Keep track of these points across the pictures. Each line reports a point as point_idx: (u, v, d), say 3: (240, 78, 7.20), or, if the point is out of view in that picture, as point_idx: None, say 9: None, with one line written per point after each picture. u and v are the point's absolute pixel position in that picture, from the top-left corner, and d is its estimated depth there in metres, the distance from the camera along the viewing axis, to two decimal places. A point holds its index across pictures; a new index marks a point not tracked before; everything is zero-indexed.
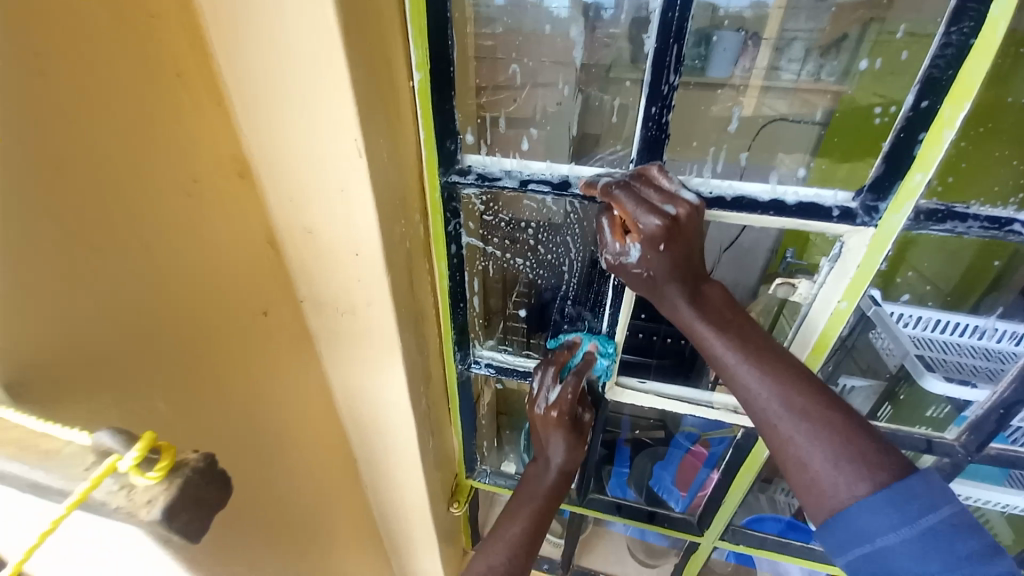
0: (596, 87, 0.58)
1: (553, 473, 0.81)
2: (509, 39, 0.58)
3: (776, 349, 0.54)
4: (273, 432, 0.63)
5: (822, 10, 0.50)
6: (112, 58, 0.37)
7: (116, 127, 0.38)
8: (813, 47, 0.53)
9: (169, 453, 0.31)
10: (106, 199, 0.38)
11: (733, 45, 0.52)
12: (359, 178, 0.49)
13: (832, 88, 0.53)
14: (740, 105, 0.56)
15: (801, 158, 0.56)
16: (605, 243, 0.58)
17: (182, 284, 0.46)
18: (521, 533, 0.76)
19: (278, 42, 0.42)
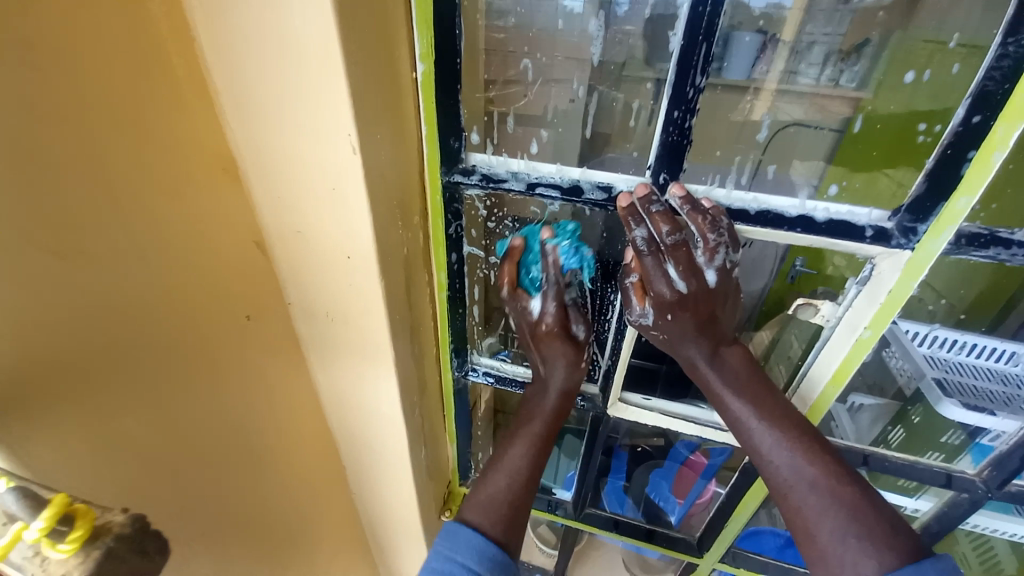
0: (607, 85, 0.54)
1: (553, 396, 0.67)
2: (521, 36, 0.54)
3: (791, 411, 0.57)
4: (254, 443, 0.59)
5: (843, 14, 0.47)
6: (76, 39, 0.33)
7: (78, 116, 0.34)
8: (833, 53, 0.49)
9: (83, 521, 0.31)
10: (66, 196, 0.34)
11: (751, 51, 0.47)
12: (351, 177, 0.45)
13: (850, 94, 0.50)
14: (754, 111, 0.51)
15: (816, 166, 0.52)
16: (626, 304, 0.59)
17: (153, 287, 0.42)
18: (526, 459, 0.65)
19: (265, 23, 0.38)
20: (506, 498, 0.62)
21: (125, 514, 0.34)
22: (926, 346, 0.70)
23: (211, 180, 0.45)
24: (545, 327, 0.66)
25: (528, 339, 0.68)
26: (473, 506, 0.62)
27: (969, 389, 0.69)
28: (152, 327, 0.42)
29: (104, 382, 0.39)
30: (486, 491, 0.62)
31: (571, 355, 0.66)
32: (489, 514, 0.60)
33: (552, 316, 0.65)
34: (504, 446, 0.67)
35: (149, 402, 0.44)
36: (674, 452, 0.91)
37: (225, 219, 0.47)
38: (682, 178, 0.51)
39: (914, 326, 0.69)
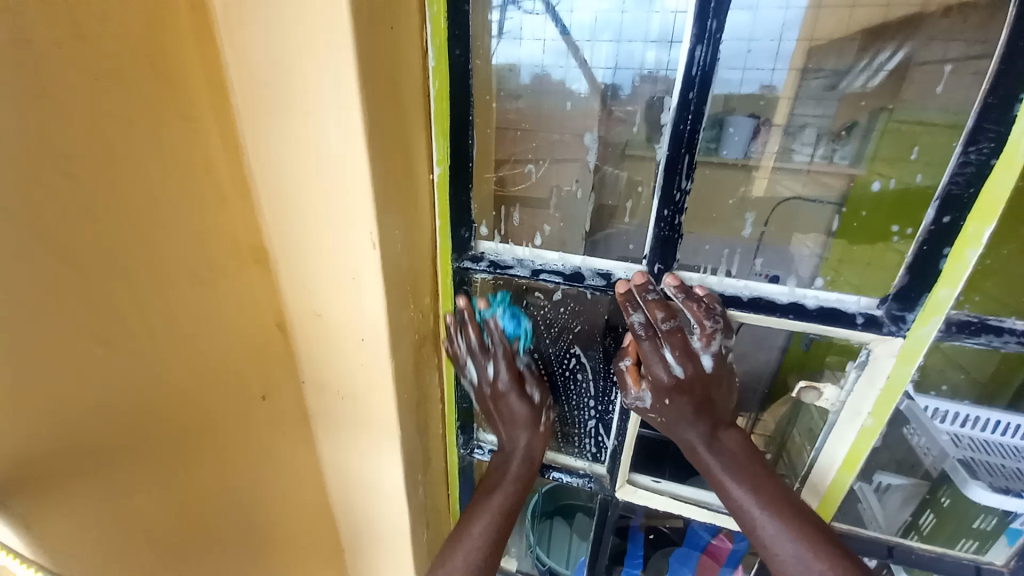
0: (612, 163, 0.59)
1: (520, 462, 0.67)
2: (531, 130, 0.62)
3: (793, 498, 0.56)
4: (257, 524, 0.59)
5: (832, 97, 0.60)
6: (144, 161, 0.39)
7: (139, 223, 0.39)
8: (824, 133, 0.59)
9: None
10: (116, 292, 0.38)
11: (746, 130, 0.55)
12: (370, 268, 0.49)
13: (847, 171, 0.57)
14: (756, 182, 0.58)
15: (821, 239, 0.58)
16: (622, 385, 0.61)
17: (178, 372, 0.45)
18: (488, 534, 0.62)
19: (305, 143, 0.44)
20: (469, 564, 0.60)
21: None
22: (947, 422, 0.65)
23: (245, 271, 0.50)
24: (499, 388, 0.66)
25: (488, 404, 0.68)
26: None
27: (996, 467, 0.64)
28: (175, 408, 0.45)
29: (125, 465, 0.41)
30: (443, 568, 0.61)
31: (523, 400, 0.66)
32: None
33: (504, 375, 0.65)
34: (465, 521, 0.64)
35: (161, 486, 0.45)
36: (693, 537, 0.86)
37: (253, 305, 0.52)
38: (675, 267, 0.54)
39: (931, 401, 0.64)
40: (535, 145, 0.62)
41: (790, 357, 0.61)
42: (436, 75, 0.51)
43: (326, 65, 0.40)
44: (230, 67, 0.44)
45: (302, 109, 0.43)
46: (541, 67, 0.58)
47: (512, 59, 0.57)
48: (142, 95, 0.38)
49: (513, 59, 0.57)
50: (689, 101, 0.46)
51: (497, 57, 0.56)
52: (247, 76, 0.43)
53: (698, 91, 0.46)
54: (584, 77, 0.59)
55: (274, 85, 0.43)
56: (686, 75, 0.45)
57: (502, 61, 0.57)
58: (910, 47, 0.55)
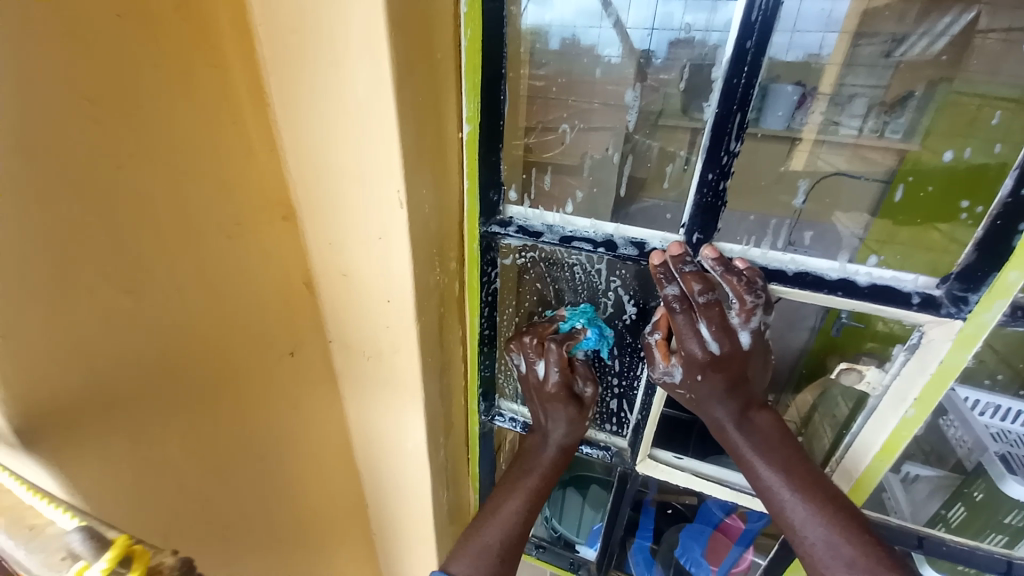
0: (645, 132, 0.56)
1: (553, 449, 0.68)
2: (566, 88, 0.57)
3: (825, 482, 0.55)
4: (285, 475, 0.61)
5: (884, 66, 0.50)
6: (170, 104, 0.38)
7: (167, 169, 0.39)
8: (875, 104, 0.52)
9: (140, 562, 0.32)
10: (147, 239, 0.38)
11: (789, 100, 0.49)
12: (396, 227, 0.48)
13: (896, 145, 0.51)
14: (792, 160, 0.52)
15: (863, 219, 0.52)
16: (650, 360, 0.59)
17: (206, 323, 0.45)
18: (521, 513, 0.64)
19: (331, 92, 0.43)
20: (499, 553, 0.61)
21: (176, 555, 0.35)
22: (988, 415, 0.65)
23: (273, 226, 0.50)
24: (548, 387, 0.65)
25: (531, 395, 0.67)
26: (460, 559, 0.61)
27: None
28: (206, 357, 0.46)
29: (159, 408, 0.42)
30: (478, 539, 0.62)
31: (574, 412, 0.66)
32: (479, 567, 0.60)
33: (556, 377, 0.64)
34: (500, 499, 0.65)
35: (194, 432, 0.46)
36: (706, 513, 0.85)
37: (280, 261, 0.51)
38: (716, 236, 0.51)
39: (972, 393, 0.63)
40: (557, 114, 0.58)
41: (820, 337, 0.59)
42: (469, 23, 0.48)
43: (352, 9, 0.38)
44: (254, 6, 0.41)
45: (329, 54, 0.41)
46: (571, 30, 0.54)
47: (542, 22, 0.53)
48: (168, 33, 0.37)
49: (543, 21, 0.53)
50: (746, 52, 0.42)
51: (527, 19, 0.53)
52: (272, 18, 0.41)
53: (757, 40, 0.42)
54: (618, 40, 0.53)
55: (301, 30, 0.41)
56: (744, 26, 0.41)
57: (532, 23, 0.53)
58: (987, 4, 0.45)
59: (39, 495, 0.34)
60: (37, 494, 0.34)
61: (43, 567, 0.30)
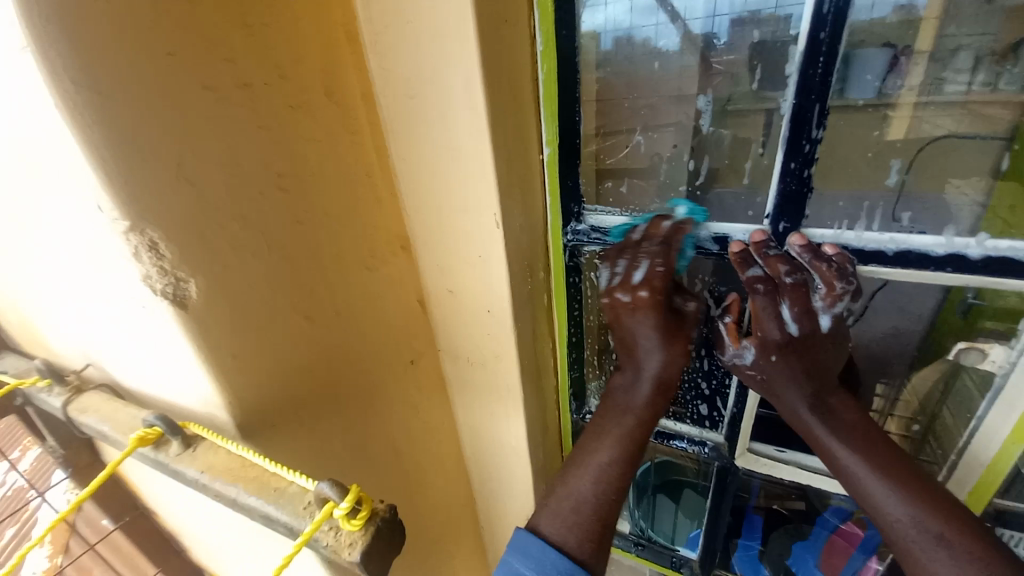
0: (713, 121, 0.58)
1: (648, 385, 0.61)
2: (629, 90, 0.59)
3: (970, 529, 0.47)
4: (410, 470, 0.70)
5: (992, 14, 0.46)
6: (319, 167, 0.48)
7: (321, 218, 0.49)
8: (984, 55, 0.47)
9: (367, 504, 0.36)
10: (308, 274, 0.48)
11: (880, 64, 0.47)
12: (495, 246, 0.54)
13: (1013, 98, 0.47)
14: (890, 126, 0.51)
15: (981, 185, 0.49)
16: (721, 341, 0.61)
17: (350, 339, 0.55)
18: (614, 458, 0.59)
19: (434, 138, 0.50)
20: (597, 515, 0.56)
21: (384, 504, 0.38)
22: None
23: (394, 256, 0.59)
24: (639, 298, 0.58)
25: (612, 313, 0.61)
26: (558, 521, 0.56)
27: None
28: (351, 368, 0.56)
29: (319, 412, 0.52)
30: (570, 500, 0.57)
31: (662, 323, 0.59)
32: (568, 521, 0.56)
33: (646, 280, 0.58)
34: (586, 447, 0.61)
35: (345, 428, 0.56)
36: (821, 519, 0.81)
37: (401, 284, 0.60)
38: (803, 223, 0.51)
39: None
40: (622, 113, 0.60)
41: (946, 323, 0.54)
42: (544, 57, 0.53)
43: (451, 68, 0.45)
44: (373, 75, 0.50)
45: (431, 107, 0.48)
46: (627, 30, 0.55)
47: (596, 26, 0.54)
48: (316, 113, 0.46)
49: (596, 25, 0.54)
50: (821, 42, 0.43)
51: (587, 24, 0.54)
52: (386, 84, 0.49)
53: (831, 30, 0.42)
54: (677, 31, 0.54)
55: (407, 90, 0.49)
56: (816, 18, 0.43)
57: (594, 28, 0.55)
58: None
59: (277, 464, 0.41)
60: (279, 463, 0.41)
61: (295, 516, 0.38)
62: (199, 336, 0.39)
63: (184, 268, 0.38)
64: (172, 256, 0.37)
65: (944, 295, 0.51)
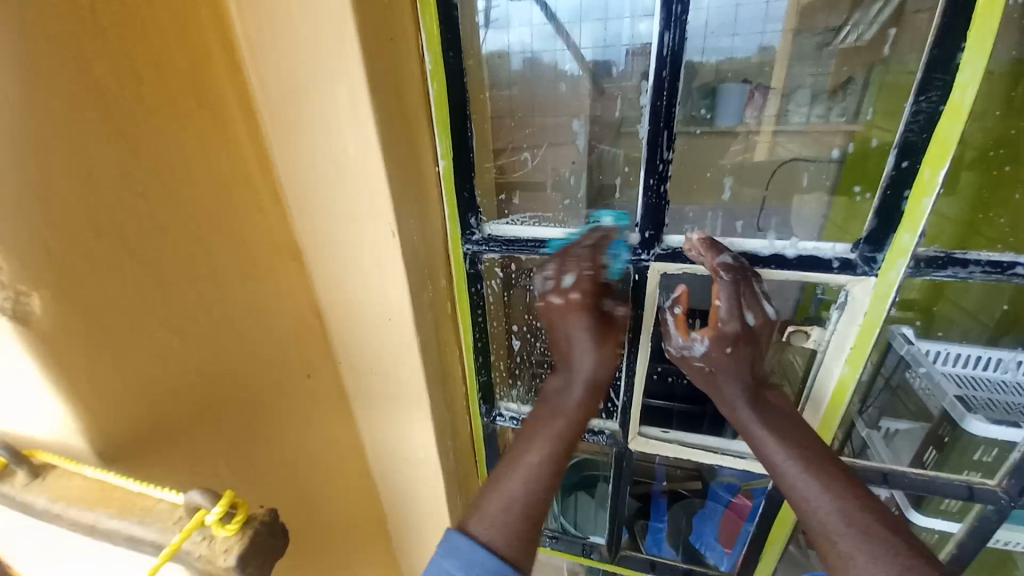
0: (608, 141, 0.66)
1: (582, 386, 0.65)
2: (528, 107, 0.70)
3: (889, 525, 0.51)
4: (311, 487, 0.67)
5: (826, 58, 0.68)
6: (194, 175, 0.46)
7: (200, 228, 0.47)
8: (819, 95, 0.68)
9: (242, 509, 0.39)
10: (182, 286, 0.46)
11: (736, 99, 0.65)
12: (391, 255, 0.56)
13: (844, 127, 0.62)
14: (754, 151, 0.69)
15: (820, 199, 0.63)
16: (669, 336, 0.64)
17: (235, 353, 0.52)
18: (546, 465, 0.60)
19: (325, 149, 0.51)
20: (526, 511, 0.57)
21: (263, 509, 0.41)
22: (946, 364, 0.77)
23: (283, 266, 0.57)
24: (573, 300, 0.63)
25: (550, 316, 0.65)
26: (489, 523, 0.55)
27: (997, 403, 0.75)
28: (236, 385, 0.53)
29: (200, 433, 0.49)
30: (500, 500, 0.57)
31: (594, 322, 0.63)
32: (498, 523, 0.56)
33: (581, 287, 0.62)
34: (521, 449, 0.62)
35: (232, 449, 0.53)
36: (715, 493, 0.92)
37: (294, 295, 0.59)
38: (665, 231, 0.60)
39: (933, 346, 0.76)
40: (543, 130, 0.71)
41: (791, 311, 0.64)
42: (434, 77, 0.57)
43: (338, 81, 0.47)
44: (255, 85, 0.50)
45: (320, 118, 0.49)
46: (530, 51, 0.67)
47: (503, 46, 0.64)
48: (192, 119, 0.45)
49: (504, 46, 0.64)
50: (664, 80, 0.52)
51: (487, 46, 0.62)
52: (272, 95, 0.50)
53: (671, 69, 0.51)
54: (574, 58, 0.68)
55: (295, 99, 0.50)
56: (659, 58, 0.51)
57: (495, 48, 0.63)
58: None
59: (145, 483, 0.40)
60: (147, 481, 0.39)
61: (163, 532, 0.37)
62: (47, 357, 0.36)
63: (26, 282, 0.34)
64: (9, 268, 0.33)
65: (802, 286, 0.62)
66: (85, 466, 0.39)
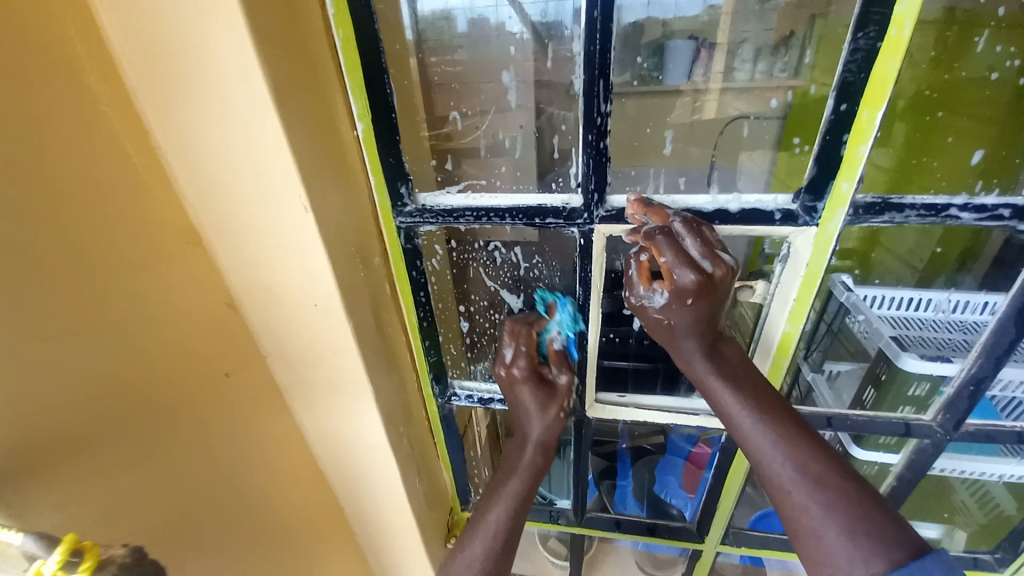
0: (560, 104, 0.56)
1: (534, 448, 0.71)
2: (471, 69, 0.59)
3: (841, 472, 0.51)
4: (249, 492, 0.62)
5: (767, 11, 0.54)
6: (49, 153, 0.39)
7: (65, 214, 0.40)
8: (762, 47, 0.56)
9: (91, 553, 0.35)
10: (42, 283, 0.39)
11: (685, 57, 0.56)
12: (307, 233, 0.50)
13: (786, 82, 0.55)
14: (700, 110, 0.59)
15: (766, 155, 0.57)
16: (631, 284, 0.60)
17: (127, 356, 0.46)
18: (504, 523, 0.67)
19: (212, 112, 0.44)
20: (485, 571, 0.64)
21: (125, 547, 0.38)
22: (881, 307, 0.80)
23: (179, 252, 0.50)
24: (515, 374, 0.69)
25: (503, 385, 0.71)
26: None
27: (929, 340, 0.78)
28: (140, 392, 0.47)
29: (98, 448, 0.44)
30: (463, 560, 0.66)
31: (540, 392, 0.69)
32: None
33: (521, 363, 0.69)
34: (483, 509, 0.69)
35: (139, 462, 0.47)
36: (675, 446, 0.92)
37: (199, 285, 0.53)
38: (608, 191, 0.57)
39: (871, 292, 0.78)
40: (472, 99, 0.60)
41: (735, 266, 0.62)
42: (339, 23, 0.50)
43: (212, 27, 0.40)
44: (112, 39, 0.43)
45: (203, 75, 0.42)
46: (476, 12, 0.55)
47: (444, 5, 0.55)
48: (38, 84, 0.38)
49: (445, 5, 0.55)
50: (596, 21, 0.48)
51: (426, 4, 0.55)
52: (134, 44, 0.42)
53: (602, 9, 0.47)
54: (518, 16, 0.55)
55: (163, 53, 0.42)
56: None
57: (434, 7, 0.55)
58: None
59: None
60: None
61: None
62: None
63: None
64: None
65: (750, 243, 0.60)
66: None
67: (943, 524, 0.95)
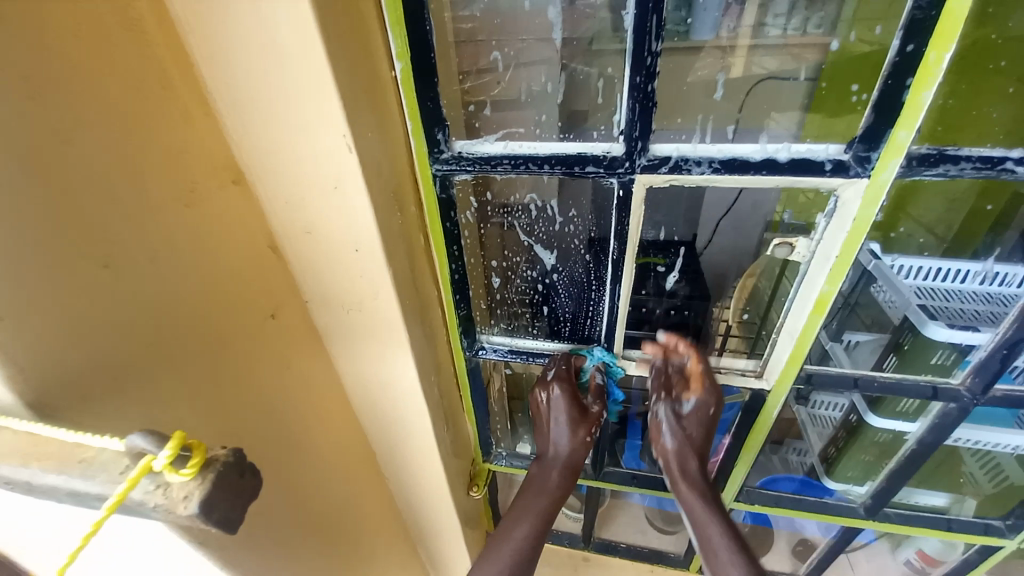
0: (582, 60, 0.57)
1: (558, 473, 0.80)
2: (495, 19, 0.57)
3: None
4: (291, 429, 0.65)
5: None
6: (102, 78, 0.39)
7: (121, 143, 0.40)
8: (797, 1, 0.54)
9: (198, 451, 0.37)
10: (103, 210, 0.40)
11: (716, 8, 0.53)
12: (351, 173, 0.49)
13: (821, 39, 0.54)
14: (729, 68, 0.57)
15: (796, 116, 0.57)
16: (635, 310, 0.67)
17: (182, 290, 0.47)
18: (528, 536, 0.75)
19: (258, 42, 0.43)
20: None
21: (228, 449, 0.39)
22: (911, 277, 0.79)
23: (224, 190, 0.51)
24: (553, 397, 0.77)
25: (538, 409, 0.80)
26: None
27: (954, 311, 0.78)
28: (195, 325, 0.49)
29: (159, 376, 0.45)
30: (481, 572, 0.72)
31: (574, 411, 0.77)
32: None
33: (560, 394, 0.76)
34: (509, 526, 0.76)
35: (199, 393, 0.49)
36: None
37: (243, 225, 0.53)
38: (652, 139, 0.55)
39: (899, 260, 0.76)
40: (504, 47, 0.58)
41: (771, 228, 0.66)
42: None
43: None
44: None
45: (249, 1, 0.41)
46: None
47: None
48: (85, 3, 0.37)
49: None
50: None
51: None
52: None
53: None
54: None
55: None
56: None
57: None
58: None
59: (78, 433, 0.36)
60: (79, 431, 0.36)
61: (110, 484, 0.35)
62: None
63: None
64: None
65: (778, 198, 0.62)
66: (14, 419, 0.36)
67: (953, 493, 0.97)
